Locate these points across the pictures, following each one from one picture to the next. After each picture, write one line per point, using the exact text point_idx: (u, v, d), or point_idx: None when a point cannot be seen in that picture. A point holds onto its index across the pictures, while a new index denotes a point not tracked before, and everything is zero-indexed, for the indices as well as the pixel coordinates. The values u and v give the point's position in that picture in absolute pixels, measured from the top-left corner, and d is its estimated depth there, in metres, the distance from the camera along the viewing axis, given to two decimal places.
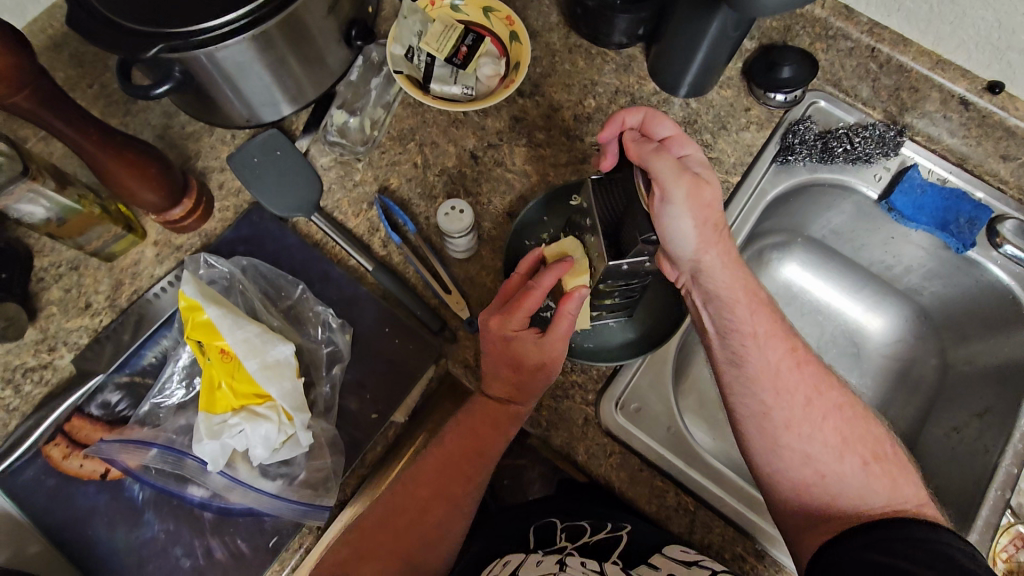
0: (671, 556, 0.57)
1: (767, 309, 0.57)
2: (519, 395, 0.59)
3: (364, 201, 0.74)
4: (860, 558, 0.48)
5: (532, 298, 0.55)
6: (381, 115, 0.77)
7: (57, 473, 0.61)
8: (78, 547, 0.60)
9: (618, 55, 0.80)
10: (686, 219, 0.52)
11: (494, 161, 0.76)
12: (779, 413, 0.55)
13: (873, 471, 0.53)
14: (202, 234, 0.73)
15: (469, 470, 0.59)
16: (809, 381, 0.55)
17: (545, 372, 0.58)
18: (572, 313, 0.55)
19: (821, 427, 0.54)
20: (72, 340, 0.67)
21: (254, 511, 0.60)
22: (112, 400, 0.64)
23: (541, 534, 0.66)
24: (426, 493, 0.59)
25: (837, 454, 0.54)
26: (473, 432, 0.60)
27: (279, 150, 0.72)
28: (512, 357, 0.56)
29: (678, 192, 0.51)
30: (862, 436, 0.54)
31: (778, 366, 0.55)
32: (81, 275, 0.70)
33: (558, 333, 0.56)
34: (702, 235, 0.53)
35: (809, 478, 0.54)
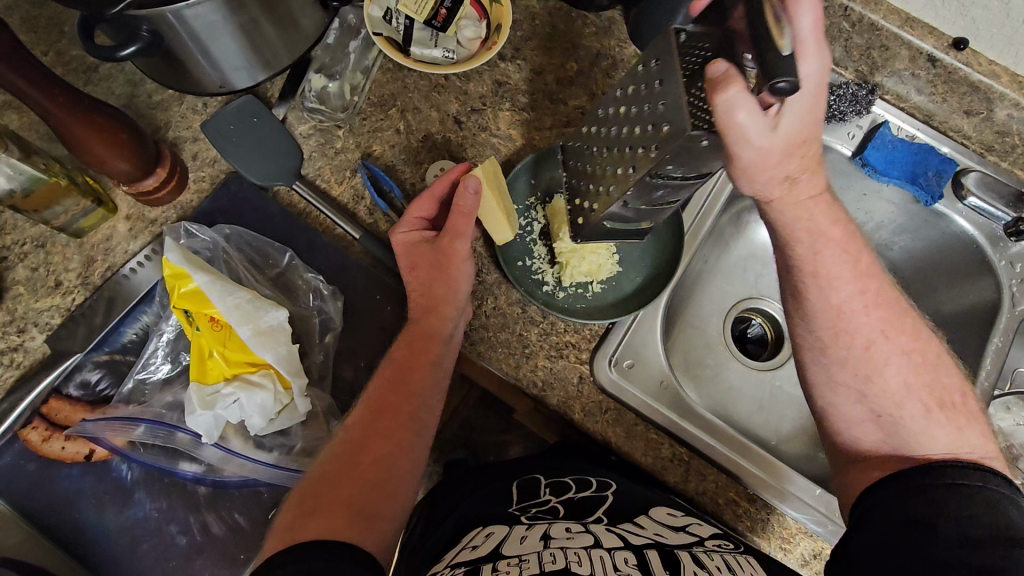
0: (657, 520, 0.58)
1: (836, 244, 0.57)
2: (428, 297, 0.61)
3: (346, 168, 0.72)
4: (891, 508, 0.50)
5: (422, 201, 0.64)
6: (361, 80, 0.75)
7: (37, 457, 0.58)
8: (64, 531, 0.57)
9: (599, 18, 0.80)
10: (812, 71, 0.48)
11: (478, 126, 0.75)
12: (837, 352, 0.57)
13: (937, 418, 0.54)
14: (178, 207, 0.70)
15: (397, 402, 0.58)
16: (881, 324, 0.56)
17: (442, 268, 0.61)
18: (465, 211, 0.61)
19: (885, 370, 0.56)
20: (43, 320, 0.64)
21: (248, 483, 0.59)
22: (92, 379, 0.61)
23: (526, 489, 0.67)
24: (357, 436, 0.55)
25: (900, 398, 0.55)
26: (398, 365, 0.60)
27: (256, 117, 0.70)
28: (410, 256, 0.63)
29: (810, 33, 0.47)
30: (931, 384, 0.56)
31: (848, 305, 0.57)
32: (48, 253, 0.66)
33: (446, 227, 0.62)
34: (810, 115, 0.50)
35: (865, 415, 0.57)
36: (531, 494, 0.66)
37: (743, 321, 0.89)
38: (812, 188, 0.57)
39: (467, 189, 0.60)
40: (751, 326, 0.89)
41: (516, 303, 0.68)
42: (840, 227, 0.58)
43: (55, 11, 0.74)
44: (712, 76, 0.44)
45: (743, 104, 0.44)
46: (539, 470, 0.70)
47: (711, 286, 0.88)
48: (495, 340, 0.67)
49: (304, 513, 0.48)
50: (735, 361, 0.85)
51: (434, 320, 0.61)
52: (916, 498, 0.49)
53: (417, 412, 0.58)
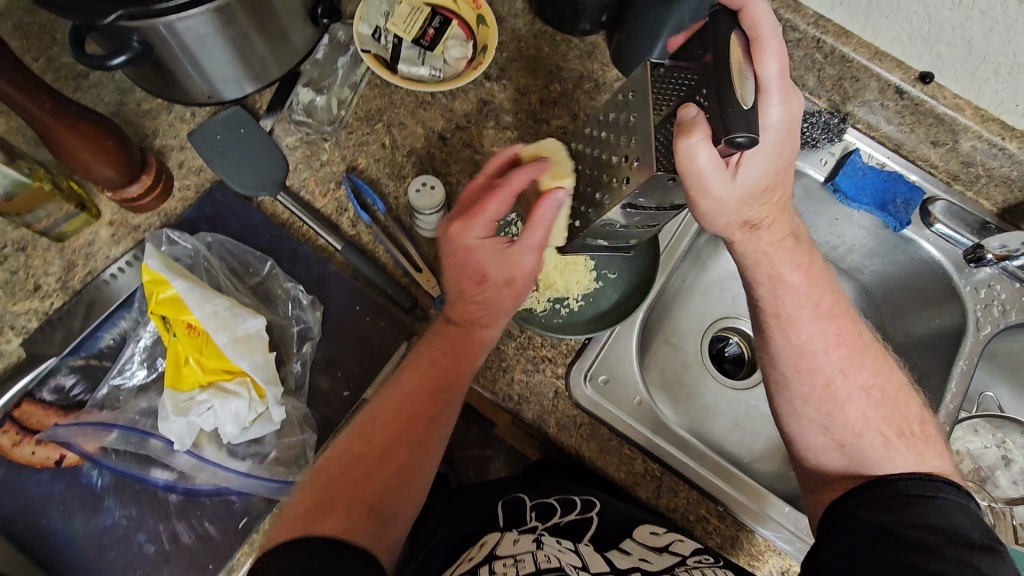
0: (642, 543, 0.59)
1: (795, 288, 0.61)
2: (483, 317, 0.58)
3: (331, 181, 0.73)
4: (854, 517, 0.51)
5: (500, 200, 0.54)
6: (348, 95, 0.77)
7: (6, 461, 0.58)
8: (31, 537, 0.57)
9: (583, 42, 0.83)
10: (773, 121, 0.53)
11: (462, 143, 0.77)
12: (800, 388, 0.59)
13: (897, 447, 0.56)
14: (162, 214, 0.70)
15: (428, 407, 0.57)
16: (843, 360, 0.59)
17: (512, 290, 0.57)
18: (546, 221, 0.55)
19: (845, 406, 0.58)
20: (20, 323, 0.64)
21: (221, 491, 0.58)
22: (67, 384, 0.61)
23: (509, 511, 0.68)
24: (384, 436, 0.56)
25: (860, 429, 0.57)
26: (434, 363, 0.58)
27: (242, 128, 0.71)
28: (477, 266, 0.56)
29: (774, 82, 0.52)
30: (892, 415, 0.57)
31: (811, 343, 0.59)
32: (28, 257, 0.66)
33: (524, 243, 0.55)
34: (769, 169, 0.56)
35: (827, 446, 0.58)
36: (518, 518, 0.66)
37: (720, 340, 0.91)
38: (774, 234, 0.60)
39: (557, 199, 0.54)
40: (729, 345, 0.91)
41: None
42: (802, 275, 0.61)
43: (48, 19, 0.76)
44: (681, 120, 0.47)
45: (703, 151, 0.47)
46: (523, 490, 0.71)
47: (688, 305, 0.90)
48: None
49: (324, 512, 0.50)
50: (713, 380, 0.87)
51: (483, 333, 0.59)
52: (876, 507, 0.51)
53: (443, 418, 0.58)
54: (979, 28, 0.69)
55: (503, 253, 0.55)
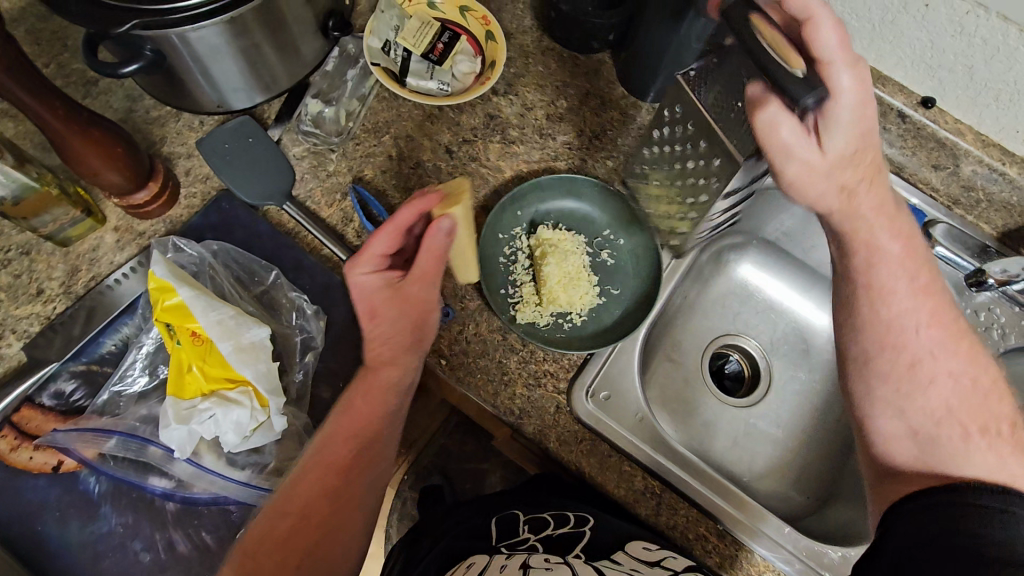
0: (633, 556, 0.59)
1: (893, 259, 0.55)
2: (390, 354, 0.59)
3: (337, 191, 0.74)
4: (910, 525, 0.47)
5: (382, 238, 0.57)
6: (356, 107, 0.77)
7: (3, 466, 0.58)
8: (25, 543, 0.56)
9: (589, 60, 0.84)
10: (849, 85, 0.47)
11: (469, 157, 0.78)
12: (880, 364, 0.55)
13: (978, 444, 0.51)
14: (168, 221, 0.70)
15: (355, 456, 0.57)
16: (926, 344, 0.54)
17: (414, 320, 0.59)
18: (438, 252, 0.57)
19: (928, 390, 0.54)
20: (21, 327, 0.64)
21: (218, 500, 0.58)
22: (67, 389, 0.61)
23: (505, 526, 0.69)
24: (313, 488, 0.55)
25: (938, 418, 0.53)
26: (353, 414, 0.58)
27: (251, 137, 0.71)
28: (369, 301, 0.59)
29: (836, 52, 0.47)
30: (978, 411, 0.52)
31: (895, 322, 0.55)
32: (33, 261, 0.66)
33: (413, 273, 0.58)
34: (862, 135, 0.49)
35: (900, 431, 0.55)
36: (511, 531, 0.67)
37: (721, 357, 0.91)
38: (877, 200, 0.54)
39: (440, 230, 0.56)
40: (729, 362, 0.91)
41: (497, 329, 0.69)
42: (901, 245, 0.55)
43: (60, 25, 0.76)
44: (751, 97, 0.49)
45: (782, 121, 0.47)
46: (518, 506, 0.71)
47: (690, 321, 0.90)
48: (473, 366, 0.68)
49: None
50: (711, 397, 0.87)
51: (399, 376, 0.60)
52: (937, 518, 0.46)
53: (370, 465, 0.58)
54: (979, 56, 0.70)
55: (394, 287, 0.58)
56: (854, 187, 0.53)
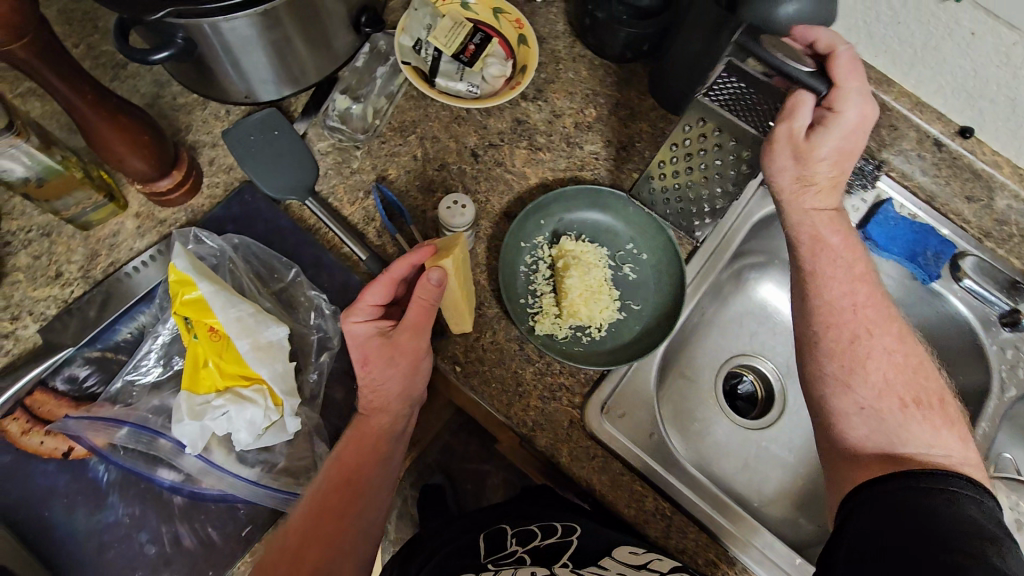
0: (621, 560, 0.58)
1: (835, 248, 0.59)
2: (381, 401, 0.59)
3: (360, 189, 0.73)
4: (875, 505, 0.49)
5: (377, 288, 0.57)
6: (384, 105, 0.77)
7: (14, 449, 0.57)
8: (32, 528, 0.56)
9: (620, 70, 0.84)
10: (855, 112, 0.56)
11: (494, 161, 0.77)
12: (826, 342, 0.58)
13: (913, 415, 0.55)
14: (189, 210, 0.70)
15: (359, 485, 0.56)
16: (864, 322, 0.57)
17: (404, 371, 0.58)
18: (429, 303, 0.57)
19: (865, 364, 0.56)
20: (39, 310, 0.64)
21: (225, 497, 0.57)
22: (80, 374, 0.60)
23: (492, 541, 0.68)
24: (318, 515, 0.54)
25: (879, 390, 0.56)
26: (355, 446, 0.57)
27: (276, 130, 0.71)
28: (362, 352, 0.58)
29: (852, 88, 0.56)
30: (909, 382, 0.56)
31: (842, 300, 0.58)
32: (53, 243, 0.66)
33: (404, 324, 0.57)
34: (845, 152, 0.57)
35: (848, 409, 0.56)
36: (499, 546, 0.66)
37: (736, 378, 0.89)
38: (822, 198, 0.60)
39: (430, 281, 0.55)
40: (743, 382, 0.90)
41: (514, 339, 0.68)
42: (841, 237, 0.60)
43: (92, 6, 0.76)
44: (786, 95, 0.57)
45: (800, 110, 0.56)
46: (507, 521, 0.71)
47: (707, 339, 0.89)
48: (489, 374, 0.67)
49: None
50: (723, 417, 0.86)
51: (394, 422, 0.60)
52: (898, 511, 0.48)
53: (373, 494, 0.57)
54: None
55: (387, 336, 0.58)
56: (810, 183, 0.59)
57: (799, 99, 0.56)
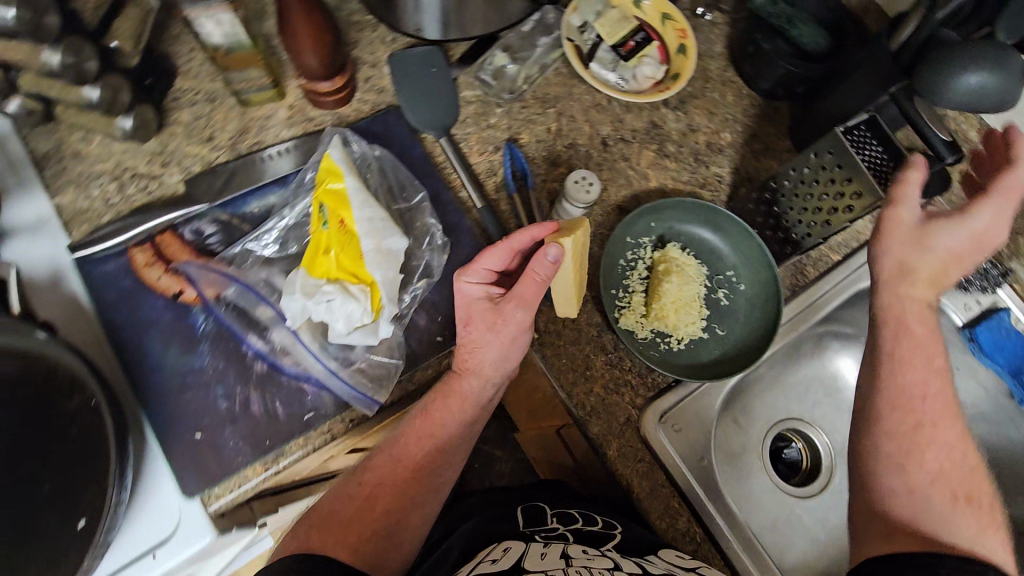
0: (666, 559, 0.59)
1: (917, 336, 0.55)
2: (472, 367, 0.60)
3: (491, 143, 0.76)
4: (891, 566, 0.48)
5: (495, 252, 0.58)
6: (535, 73, 0.80)
7: (135, 276, 0.63)
8: (129, 350, 0.60)
9: (765, 105, 0.84)
10: (991, 211, 0.53)
11: (621, 155, 0.78)
12: (887, 419, 0.54)
13: (963, 509, 0.51)
14: (336, 115, 0.74)
15: (430, 449, 0.60)
16: (936, 408, 0.54)
17: (496, 346, 0.59)
18: (542, 277, 0.57)
19: (922, 450, 0.53)
20: (185, 163, 0.69)
21: (300, 378, 0.61)
22: (206, 231, 0.65)
23: (530, 515, 0.71)
24: (391, 466, 0.58)
25: (934, 476, 0.52)
26: (430, 415, 0.60)
27: (433, 67, 0.74)
28: (466, 312, 0.60)
29: (1003, 188, 0.53)
30: (963, 475, 0.53)
31: (914, 387, 0.54)
32: (213, 109, 0.72)
33: (514, 294, 0.58)
34: (968, 249, 0.54)
35: (897, 489, 0.53)
36: (536, 521, 0.70)
37: (785, 440, 0.87)
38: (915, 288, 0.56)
39: (546, 256, 0.56)
40: (790, 448, 0.87)
41: (595, 325, 0.69)
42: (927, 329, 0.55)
43: None
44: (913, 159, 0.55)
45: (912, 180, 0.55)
46: (545, 501, 0.75)
47: (766, 393, 0.87)
48: (562, 348, 0.68)
49: (335, 531, 0.55)
50: (762, 475, 0.85)
51: (478, 398, 0.61)
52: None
53: (446, 459, 0.61)
54: None
55: (492, 303, 0.59)
56: (925, 261, 0.55)
57: (914, 163, 0.55)
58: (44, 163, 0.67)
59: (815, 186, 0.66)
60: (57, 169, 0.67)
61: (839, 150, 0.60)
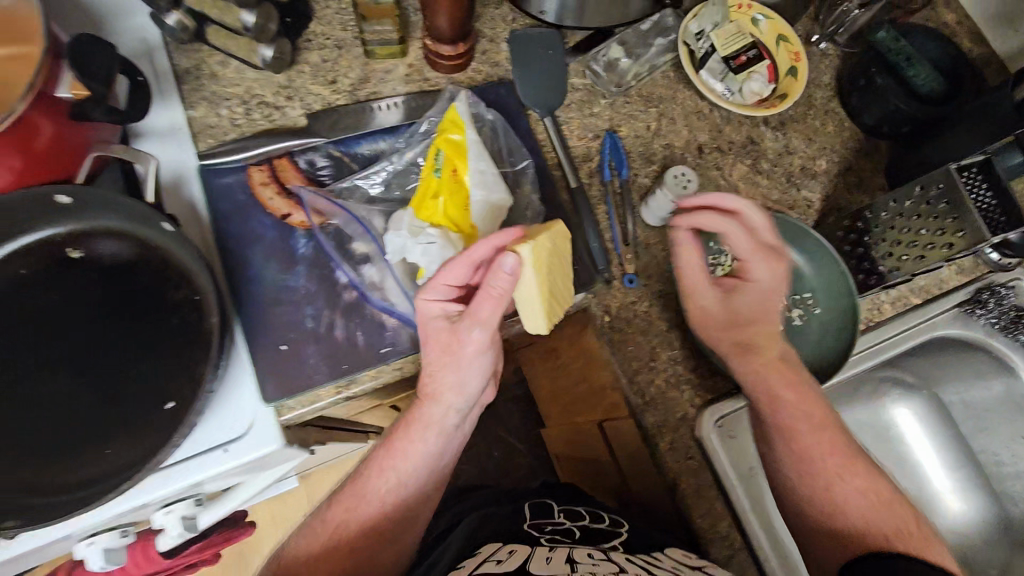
0: (676, 558, 0.63)
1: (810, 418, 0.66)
2: (432, 392, 0.64)
3: (591, 130, 0.79)
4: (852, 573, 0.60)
5: (455, 267, 0.59)
6: (644, 71, 0.81)
7: (250, 193, 0.67)
8: (233, 258, 0.65)
9: (865, 140, 0.84)
10: (765, 272, 0.68)
11: (715, 163, 0.80)
12: (796, 467, 0.66)
13: (882, 514, 0.64)
14: (449, 80, 0.78)
15: (392, 484, 0.67)
16: (824, 449, 0.66)
17: (455, 366, 0.62)
18: (498, 291, 0.57)
19: (823, 486, 0.65)
20: (307, 100, 0.74)
21: (386, 312, 0.64)
22: (318, 163, 0.70)
23: (539, 510, 0.78)
24: (357, 500, 0.68)
25: (836, 498, 0.65)
26: (389, 452, 0.68)
27: (550, 50, 0.78)
28: (427, 336, 0.61)
29: (761, 246, 0.68)
30: (870, 498, 0.65)
31: (812, 446, 0.66)
32: (340, 55, 0.76)
33: (475, 314, 0.59)
34: (767, 303, 0.69)
35: (827, 512, 0.65)
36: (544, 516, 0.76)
37: None
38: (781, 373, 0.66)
39: (502, 269, 0.55)
40: None
41: (665, 321, 0.70)
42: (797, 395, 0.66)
43: None
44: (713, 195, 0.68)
45: (731, 226, 0.67)
46: (553, 500, 0.81)
47: None
48: (631, 336, 0.70)
49: None
50: None
51: (436, 431, 0.66)
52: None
53: (410, 493, 0.68)
54: None
55: (455, 322, 0.60)
56: (740, 307, 0.69)
57: (720, 200, 0.67)
58: (183, 78, 0.72)
59: (912, 222, 0.67)
60: (193, 86, 0.72)
61: (951, 189, 0.62)
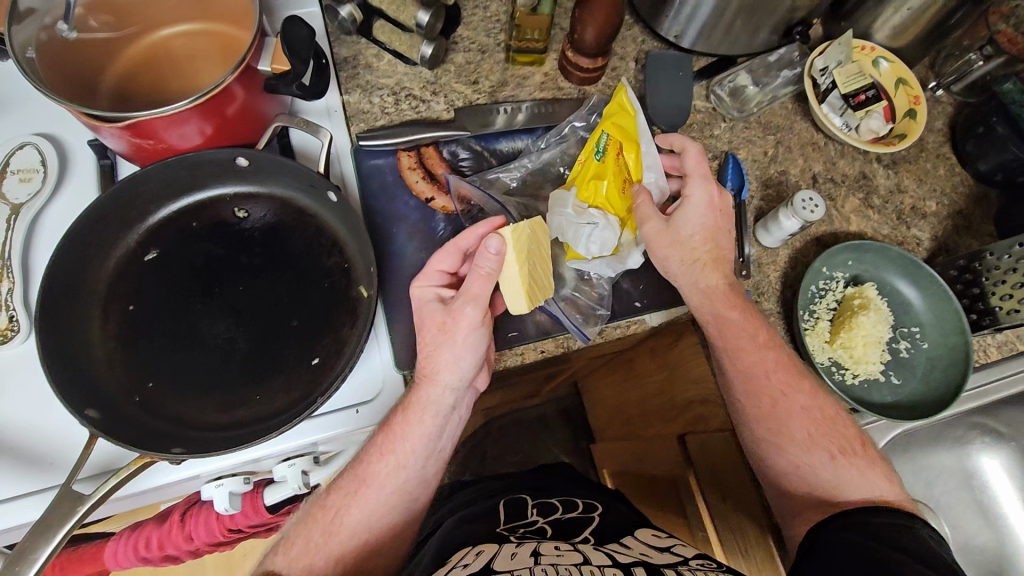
0: (647, 545, 0.62)
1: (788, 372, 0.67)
2: (427, 370, 0.60)
3: (710, 151, 0.82)
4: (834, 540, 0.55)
5: (446, 253, 0.63)
6: (765, 100, 0.85)
7: (398, 176, 0.73)
8: (379, 233, 0.70)
9: (975, 186, 0.86)
10: (697, 191, 0.69)
11: (827, 193, 0.82)
12: (793, 450, 0.64)
13: (839, 464, 0.63)
14: (580, 91, 0.82)
15: (385, 466, 0.61)
16: (809, 422, 0.65)
17: (447, 340, 0.60)
18: (485, 272, 0.58)
19: (810, 447, 0.64)
20: (452, 97, 0.79)
21: None
22: (460, 155, 0.76)
23: (515, 507, 0.73)
24: (350, 484, 0.61)
25: (835, 471, 0.63)
26: (383, 433, 0.62)
27: (681, 72, 0.81)
28: (421, 319, 0.62)
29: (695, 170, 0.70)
30: (835, 436, 0.65)
31: (785, 403, 0.66)
32: (483, 58, 0.81)
33: (466, 291, 0.59)
34: (703, 226, 0.69)
35: (807, 485, 0.63)
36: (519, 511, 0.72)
37: None
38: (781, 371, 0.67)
39: (488, 248, 0.58)
40: None
41: None
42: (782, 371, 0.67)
43: None
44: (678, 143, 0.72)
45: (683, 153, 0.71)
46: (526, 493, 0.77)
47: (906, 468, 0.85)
48: None
49: None
50: None
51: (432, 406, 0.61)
52: (846, 554, 0.53)
53: (406, 477, 0.61)
54: None
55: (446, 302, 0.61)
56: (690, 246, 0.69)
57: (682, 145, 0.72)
58: (342, 66, 0.78)
59: None
60: (350, 74, 0.78)
61: None
